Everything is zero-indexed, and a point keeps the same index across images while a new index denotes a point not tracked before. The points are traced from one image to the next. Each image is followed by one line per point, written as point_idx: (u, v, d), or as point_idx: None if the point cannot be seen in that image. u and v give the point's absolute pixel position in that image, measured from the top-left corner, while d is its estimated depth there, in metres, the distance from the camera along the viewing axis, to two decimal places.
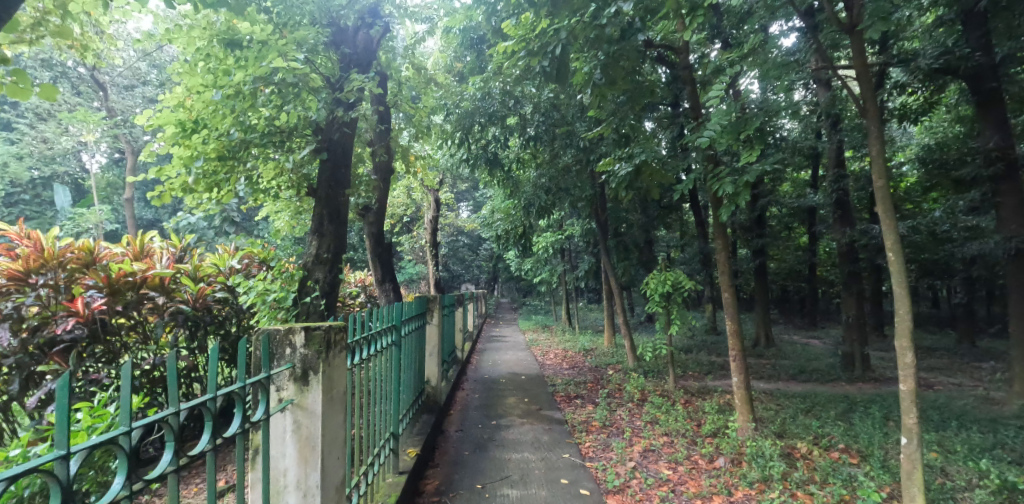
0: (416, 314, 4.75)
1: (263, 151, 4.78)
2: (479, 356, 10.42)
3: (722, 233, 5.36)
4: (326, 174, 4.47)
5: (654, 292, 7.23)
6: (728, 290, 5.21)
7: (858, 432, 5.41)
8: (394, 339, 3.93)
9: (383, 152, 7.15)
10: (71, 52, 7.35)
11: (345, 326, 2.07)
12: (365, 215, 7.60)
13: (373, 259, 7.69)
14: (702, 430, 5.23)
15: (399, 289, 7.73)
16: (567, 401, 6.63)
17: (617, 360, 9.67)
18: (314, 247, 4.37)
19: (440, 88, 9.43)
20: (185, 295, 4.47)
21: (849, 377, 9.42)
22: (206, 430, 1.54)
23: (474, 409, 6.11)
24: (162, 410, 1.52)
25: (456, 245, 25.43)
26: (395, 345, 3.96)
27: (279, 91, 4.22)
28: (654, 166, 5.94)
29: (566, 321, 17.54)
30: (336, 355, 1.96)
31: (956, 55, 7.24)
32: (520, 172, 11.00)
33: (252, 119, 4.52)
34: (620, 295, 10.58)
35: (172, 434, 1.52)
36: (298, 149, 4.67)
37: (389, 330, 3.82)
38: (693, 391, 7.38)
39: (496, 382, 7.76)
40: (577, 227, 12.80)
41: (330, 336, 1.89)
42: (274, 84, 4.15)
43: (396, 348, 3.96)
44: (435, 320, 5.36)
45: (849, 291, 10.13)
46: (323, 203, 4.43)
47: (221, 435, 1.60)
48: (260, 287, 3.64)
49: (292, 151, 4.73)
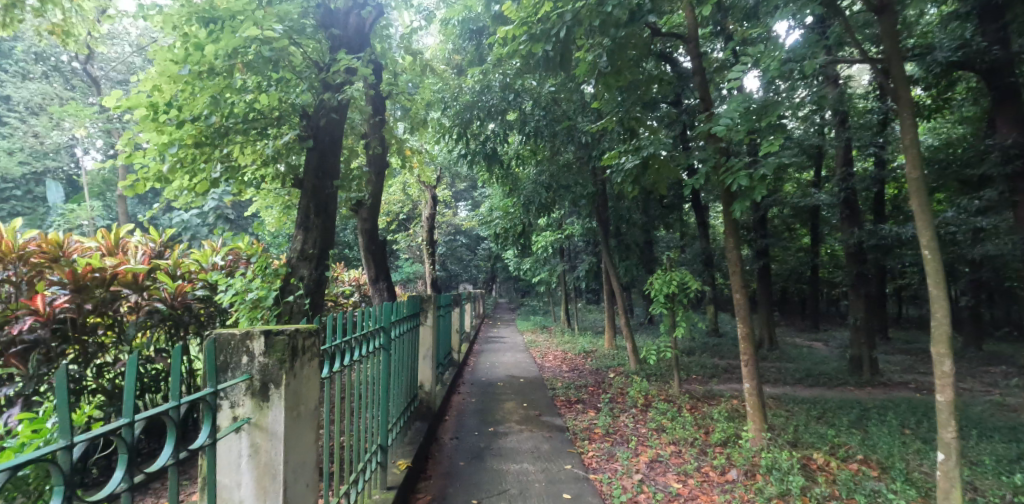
0: (407, 312, 4.39)
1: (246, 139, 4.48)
2: (476, 358, 10.12)
3: (736, 229, 5.03)
4: (312, 163, 4.15)
5: (658, 292, 6.91)
6: (741, 292, 4.90)
7: (875, 442, 5.12)
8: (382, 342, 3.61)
9: (378, 145, 6.84)
10: (53, 38, 7.06)
11: (317, 329, 1.76)
12: (358, 211, 7.19)
13: (367, 258, 7.30)
14: (711, 440, 4.93)
15: (393, 288, 7.39)
16: (569, 407, 6.30)
17: (619, 363, 9.38)
18: (299, 241, 4.05)
19: (438, 81, 9.16)
20: (162, 293, 4.17)
21: (857, 381, 9.14)
22: (119, 466, 1.18)
23: (471, 414, 5.82)
24: (48, 442, 1.06)
25: (455, 246, 24.50)
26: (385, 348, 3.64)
27: (260, 69, 3.85)
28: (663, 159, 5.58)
29: (566, 322, 17.24)
30: (305, 364, 1.66)
31: (975, 49, 6.99)
32: (520, 170, 10.71)
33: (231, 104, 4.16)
34: (622, 296, 10.28)
35: (62, 476, 1.08)
36: (281, 135, 4.49)
37: (377, 332, 3.52)
38: (699, 396, 7.07)
39: (494, 385, 7.45)
40: (579, 225, 12.48)
41: (297, 342, 1.59)
42: (251, 61, 3.80)
43: (386, 351, 3.65)
44: (430, 322, 4.97)
45: (858, 293, 9.82)
46: (310, 196, 4.12)
47: (140, 472, 1.24)
48: (239, 284, 3.41)
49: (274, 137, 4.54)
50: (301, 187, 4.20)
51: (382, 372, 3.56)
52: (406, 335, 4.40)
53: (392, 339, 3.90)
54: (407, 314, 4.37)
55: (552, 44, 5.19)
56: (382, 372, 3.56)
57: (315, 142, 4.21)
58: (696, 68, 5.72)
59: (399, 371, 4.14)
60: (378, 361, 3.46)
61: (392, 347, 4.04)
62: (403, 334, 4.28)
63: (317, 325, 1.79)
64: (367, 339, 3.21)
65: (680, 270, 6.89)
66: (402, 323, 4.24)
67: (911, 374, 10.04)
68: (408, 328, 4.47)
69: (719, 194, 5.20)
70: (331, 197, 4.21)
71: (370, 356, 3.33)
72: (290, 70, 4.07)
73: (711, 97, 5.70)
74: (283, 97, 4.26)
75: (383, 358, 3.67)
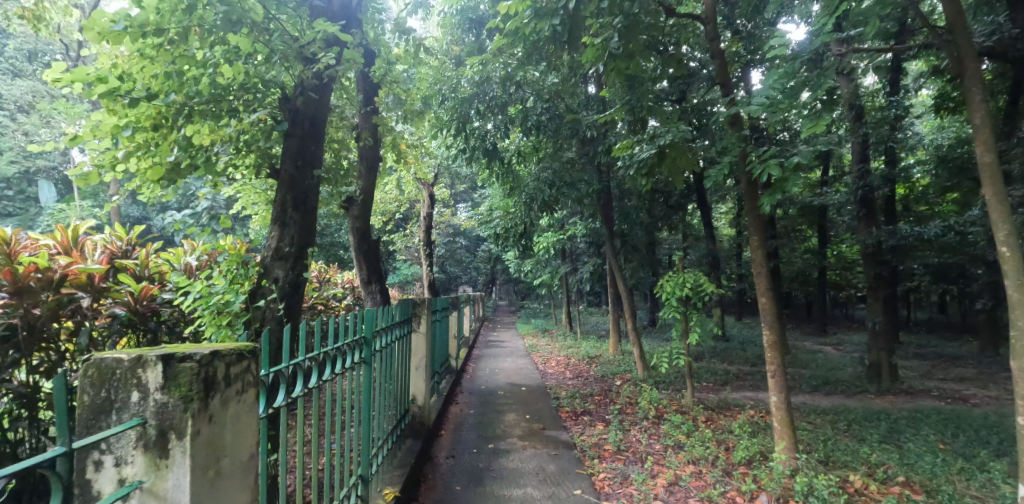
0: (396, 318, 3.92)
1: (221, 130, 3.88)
2: (475, 364, 9.67)
3: (762, 226, 4.55)
4: (291, 150, 3.68)
5: (670, 296, 6.42)
6: (767, 296, 4.44)
7: (915, 460, 4.66)
8: (365, 355, 3.17)
9: (370, 138, 6.38)
10: (25, 22, 6.61)
11: (250, 352, 1.37)
12: (350, 208, 6.65)
13: (358, 258, 6.74)
14: (734, 459, 4.47)
15: (388, 290, 6.86)
16: (574, 419, 5.82)
17: (626, 370, 8.92)
18: (274, 238, 3.58)
19: (436, 73, 8.72)
20: (124, 295, 3.57)
21: (878, 389, 8.67)
22: None
23: (469, 428, 5.36)
24: None
25: (455, 248, 24.01)
26: (369, 362, 3.19)
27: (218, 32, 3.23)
28: (681, 148, 4.88)
29: (567, 325, 16.76)
30: (228, 400, 1.25)
31: (1009, 35, 6.55)
32: (522, 167, 10.26)
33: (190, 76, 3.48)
34: (629, 299, 9.81)
35: None
36: (249, 114, 3.89)
37: (357, 344, 3.06)
38: (715, 407, 6.59)
39: (494, 394, 6.96)
40: (583, 226, 12.01)
41: (213, 370, 1.18)
42: (210, 23, 3.17)
43: (369, 364, 3.20)
44: (423, 330, 4.45)
45: (876, 296, 9.35)
46: (287, 189, 3.65)
47: None
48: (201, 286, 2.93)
49: (241, 116, 3.93)
50: (278, 178, 3.74)
51: (365, 388, 3.12)
52: (395, 343, 3.92)
53: (377, 350, 3.45)
54: (395, 320, 3.89)
55: (559, 20, 4.77)
56: (364, 389, 3.12)
57: (293, 128, 3.74)
58: (713, 50, 5.25)
59: (385, 386, 3.66)
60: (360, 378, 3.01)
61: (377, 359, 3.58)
62: (390, 344, 3.80)
63: (251, 348, 1.40)
64: (342, 354, 2.80)
65: (694, 271, 6.41)
66: (390, 332, 3.77)
67: (932, 382, 9.56)
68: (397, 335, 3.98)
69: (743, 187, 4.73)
70: (311, 189, 3.76)
71: (349, 372, 2.88)
72: (260, 38, 3.44)
73: (730, 83, 5.25)
74: (253, 70, 3.66)
75: (366, 372, 3.22)
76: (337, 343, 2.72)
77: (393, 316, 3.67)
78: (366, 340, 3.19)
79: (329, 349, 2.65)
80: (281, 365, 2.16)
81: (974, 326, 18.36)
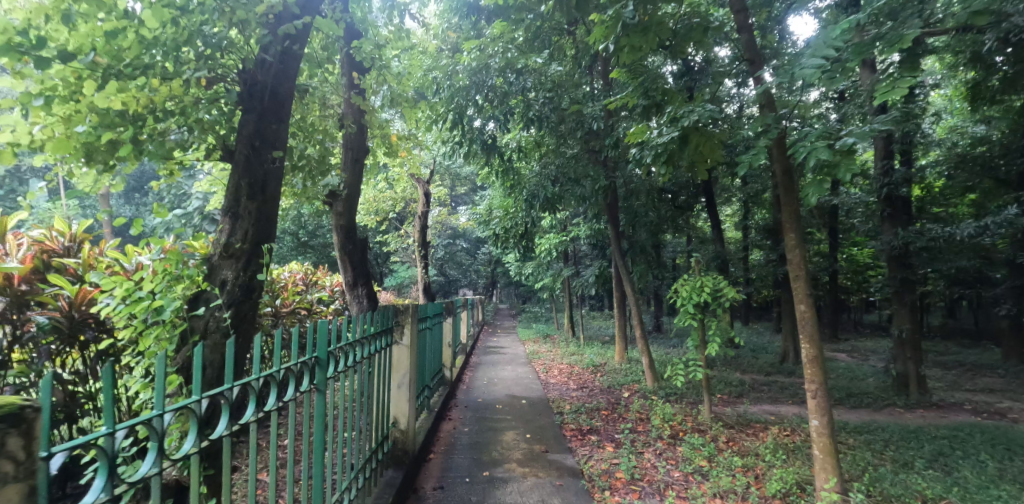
0: (369, 330, 3.28)
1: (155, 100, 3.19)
2: (472, 373, 9.06)
3: (800, 222, 3.93)
4: (247, 128, 3.08)
5: (685, 301, 5.79)
6: (808, 303, 3.81)
7: (974, 494, 4.03)
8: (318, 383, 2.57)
9: (354, 124, 5.77)
10: None
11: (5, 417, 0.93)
12: (333, 204, 6.05)
13: (342, 259, 6.10)
14: (767, 492, 3.87)
15: (375, 294, 6.22)
16: (580, 439, 5.20)
17: (633, 380, 8.30)
18: (222, 233, 2.96)
19: (430, 61, 8.13)
20: (59, 302, 2.86)
21: (906, 402, 8.04)
22: None
23: (463, 450, 4.74)
24: None
25: (454, 250, 23.37)
26: (323, 388, 2.59)
27: None
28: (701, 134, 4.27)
29: (570, 331, 16.11)
30: None
31: None
32: (523, 164, 9.67)
33: (107, 21, 2.82)
34: (637, 304, 9.19)
35: None
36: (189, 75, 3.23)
37: (306, 372, 2.46)
38: (736, 425, 5.97)
39: (491, 409, 6.33)
40: (588, 226, 11.40)
41: None
42: None
43: (324, 390, 2.60)
44: (406, 342, 3.79)
45: (901, 301, 8.71)
46: (242, 173, 3.04)
47: None
48: (124, 289, 2.31)
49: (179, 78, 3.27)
50: (230, 161, 3.12)
51: (319, 418, 2.51)
52: (368, 360, 3.27)
53: (343, 370, 2.85)
54: (368, 333, 3.25)
55: None
56: (319, 419, 2.51)
57: (251, 100, 3.15)
58: (740, 23, 4.67)
59: (352, 411, 3.03)
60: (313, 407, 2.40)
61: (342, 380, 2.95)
62: (362, 360, 3.16)
63: (17, 408, 0.97)
64: (276, 385, 2.17)
65: (713, 274, 5.79)
66: (361, 346, 3.14)
67: (962, 394, 8.92)
68: (372, 350, 3.32)
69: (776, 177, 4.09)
70: (273, 173, 3.16)
71: (292, 403, 2.29)
72: None
73: (761, 58, 4.59)
74: (193, 22, 3.04)
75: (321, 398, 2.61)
76: (266, 373, 2.10)
77: (361, 329, 3.04)
78: (319, 363, 2.59)
79: (252, 382, 2.02)
80: (158, 413, 1.47)
81: (991, 333, 17.73)
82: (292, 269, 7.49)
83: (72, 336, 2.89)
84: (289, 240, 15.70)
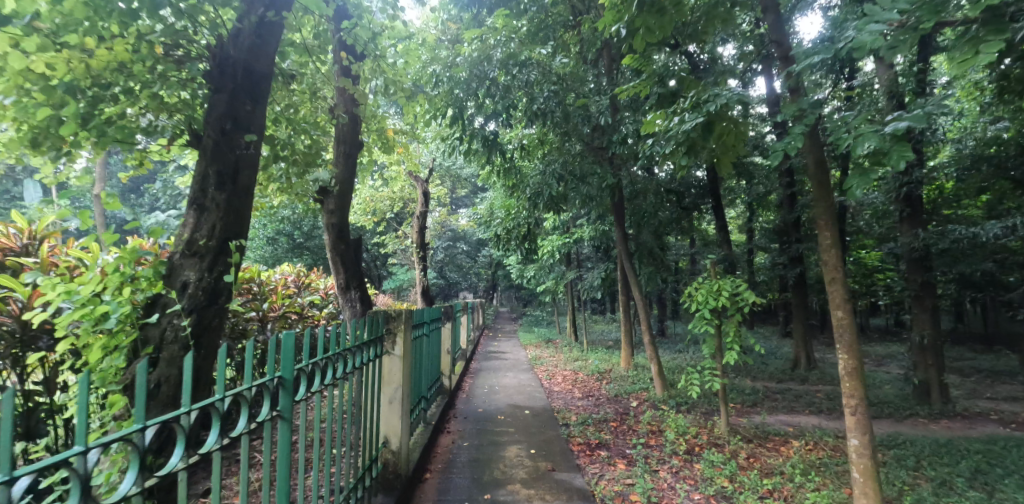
0: (353, 341, 2.82)
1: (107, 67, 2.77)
2: (472, 380, 8.65)
3: (836, 220, 3.55)
4: (217, 108, 2.72)
5: (701, 306, 5.40)
6: (846, 310, 3.44)
7: None
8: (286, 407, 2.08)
9: (346, 115, 5.39)
10: None
11: None
12: (324, 201, 5.64)
13: (333, 261, 5.65)
14: None
15: (369, 298, 5.79)
16: (589, 455, 4.82)
17: (642, 388, 7.89)
18: (186, 227, 2.58)
19: (428, 52, 7.72)
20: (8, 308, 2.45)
21: (929, 412, 7.64)
22: None
23: (463, 467, 4.35)
24: None
25: (454, 253, 22.93)
26: (289, 415, 2.06)
27: None
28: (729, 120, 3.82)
29: (573, 335, 15.69)
30: None
31: None
32: (526, 162, 9.30)
33: None
34: (644, 308, 8.80)
35: None
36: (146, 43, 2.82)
37: (264, 394, 1.88)
38: (755, 439, 5.56)
39: (493, 420, 5.93)
40: (592, 227, 11.03)
41: None
42: None
43: (289, 417, 2.05)
44: (399, 353, 3.36)
45: (922, 306, 8.30)
46: (210, 160, 2.67)
47: None
48: (66, 291, 1.93)
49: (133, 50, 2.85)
50: (197, 146, 2.75)
51: (282, 450, 2.01)
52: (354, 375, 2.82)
53: (321, 388, 2.42)
54: (351, 345, 2.78)
55: None
56: (282, 452, 2.02)
57: (223, 78, 2.79)
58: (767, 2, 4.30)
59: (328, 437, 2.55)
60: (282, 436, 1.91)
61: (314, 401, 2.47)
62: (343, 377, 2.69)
63: None
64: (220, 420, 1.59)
65: (730, 277, 5.40)
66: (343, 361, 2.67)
67: (986, 403, 8.52)
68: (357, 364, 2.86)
69: (811, 167, 3.68)
70: (246, 160, 2.79)
71: (252, 431, 1.80)
72: None
73: (792, 53, 4.20)
74: None
75: (286, 427, 2.07)
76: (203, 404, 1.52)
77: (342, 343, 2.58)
78: (285, 385, 2.03)
79: (181, 419, 1.45)
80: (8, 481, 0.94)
81: (1004, 338, 17.30)
82: (284, 271, 7.10)
83: (26, 345, 2.46)
84: (285, 242, 15.37)
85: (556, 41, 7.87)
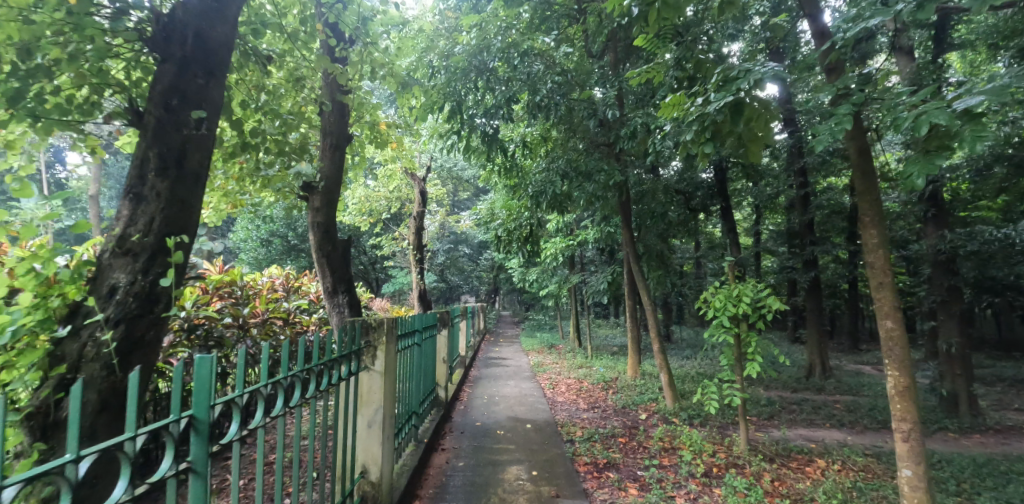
0: (319, 362, 2.34)
1: (25, 25, 2.30)
2: (471, 389, 8.20)
3: (882, 216, 3.11)
4: (163, 80, 2.31)
5: (720, 314, 4.94)
6: (897, 320, 2.99)
7: None
8: (221, 445, 1.61)
9: (332, 103, 4.95)
10: None
11: None
12: (308, 197, 5.18)
13: (318, 262, 5.16)
14: None
15: (358, 303, 5.32)
16: (596, 478, 4.35)
17: (651, 399, 7.42)
18: (119, 218, 2.15)
19: (423, 42, 7.32)
20: None
21: (959, 426, 7.14)
22: None
23: (458, 493, 3.90)
24: None
25: (455, 256, 22.52)
26: (205, 470, 1.40)
27: None
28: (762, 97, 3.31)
29: (577, 341, 15.22)
30: None
31: None
32: (527, 161, 8.89)
33: None
34: (652, 313, 8.33)
35: None
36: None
37: (158, 436, 1.24)
38: (777, 459, 5.09)
39: (492, 435, 5.46)
40: (596, 229, 10.58)
41: None
42: None
43: (203, 474, 1.39)
44: (380, 369, 2.91)
45: (948, 311, 7.81)
46: (151, 140, 2.24)
47: None
48: None
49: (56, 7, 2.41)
50: (138, 124, 2.32)
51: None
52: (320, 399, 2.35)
53: (270, 419, 1.95)
54: (315, 367, 2.30)
55: None
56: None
57: (170, 46, 2.36)
58: None
59: (277, 479, 2.07)
60: (196, 497, 1.36)
61: (258, 436, 1.96)
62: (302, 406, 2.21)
63: None
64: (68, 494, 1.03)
65: (750, 281, 4.94)
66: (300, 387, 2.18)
67: (1017, 416, 8.00)
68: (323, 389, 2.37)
69: (854, 155, 3.22)
70: (198, 141, 2.35)
71: (136, 499, 1.20)
72: None
73: (829, 27, 3.76)
74: None
75: (199, 484, 1.40)
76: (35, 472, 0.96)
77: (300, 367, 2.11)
78: (198, 426, 1.38)
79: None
80: None
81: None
82: (270, 275, 6.68)
83: None
84: (279, 244, 15.00)
85: (559, 31, 7.49)
